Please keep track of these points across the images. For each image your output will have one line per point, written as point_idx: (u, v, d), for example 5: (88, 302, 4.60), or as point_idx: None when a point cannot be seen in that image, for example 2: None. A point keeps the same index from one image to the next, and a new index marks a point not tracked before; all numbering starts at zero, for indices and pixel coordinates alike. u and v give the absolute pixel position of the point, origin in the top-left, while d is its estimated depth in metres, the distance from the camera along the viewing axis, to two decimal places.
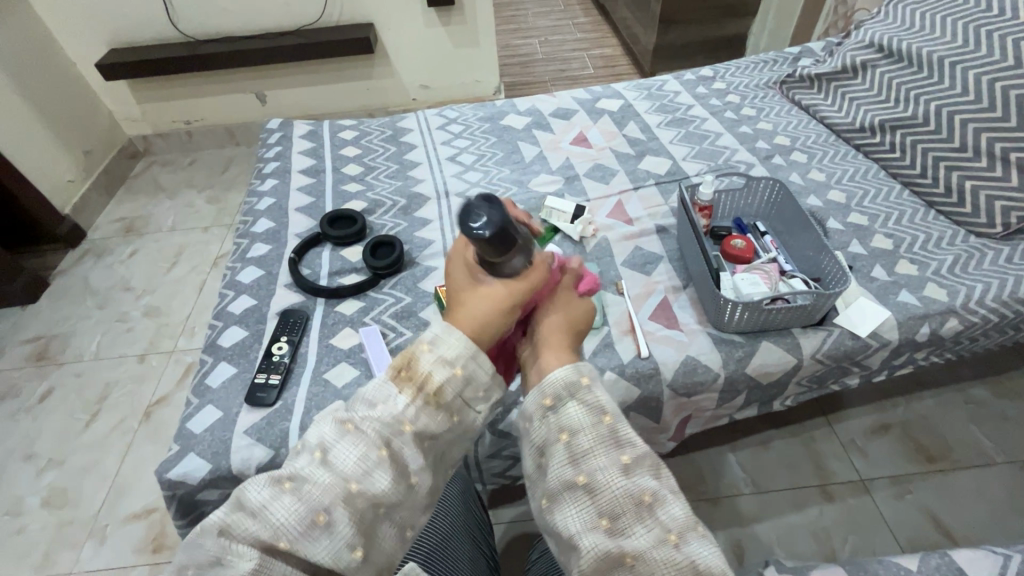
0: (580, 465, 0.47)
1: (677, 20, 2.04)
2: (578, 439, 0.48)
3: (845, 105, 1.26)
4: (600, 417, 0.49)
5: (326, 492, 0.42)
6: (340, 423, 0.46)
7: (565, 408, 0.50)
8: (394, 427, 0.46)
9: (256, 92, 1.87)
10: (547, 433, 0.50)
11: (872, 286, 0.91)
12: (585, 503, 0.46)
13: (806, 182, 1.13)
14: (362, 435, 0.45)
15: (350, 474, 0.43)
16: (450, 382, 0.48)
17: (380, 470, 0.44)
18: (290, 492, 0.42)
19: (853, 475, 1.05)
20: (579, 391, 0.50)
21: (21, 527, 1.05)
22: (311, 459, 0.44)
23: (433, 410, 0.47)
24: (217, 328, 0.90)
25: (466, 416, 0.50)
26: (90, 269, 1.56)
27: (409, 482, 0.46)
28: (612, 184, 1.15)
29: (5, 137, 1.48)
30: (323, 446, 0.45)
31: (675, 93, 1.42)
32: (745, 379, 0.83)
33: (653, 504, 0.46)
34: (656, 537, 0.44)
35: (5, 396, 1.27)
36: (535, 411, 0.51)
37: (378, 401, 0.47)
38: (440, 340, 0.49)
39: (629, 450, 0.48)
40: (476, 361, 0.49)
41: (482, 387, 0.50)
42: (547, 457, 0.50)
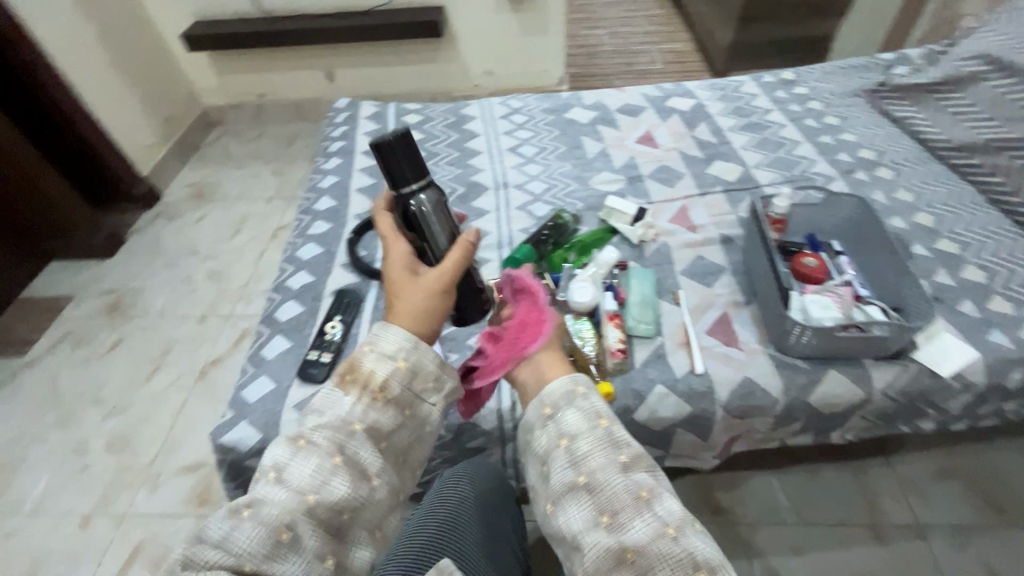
0: (578, 465, 0.49)
1: (758, 17, 1.93)
2: (576, 443, 0.50)
3: (944, 121, 1.15)
4: (596, 422, 0.51)
5: (285, 510, 0.45)
6: (293, 441, 0.49)
7: (563, 416, 0.52)
8: (346, 429, 0.50)
9: (324, 70, 1.91)
10: (548, 442, 0.52)
11: (958, 322, 0.83)
12: (585, 502, 0.47)
13: (891, 202, 1.05)
14: (317, 447, 0.49)
15: (306, 488, 0.47)
16: (393, 375, 0.52)
17: (338, 477, 0.48)
18: (250, 518, 0.43)
19: (908, 519, 0.97)
20: (577, 401, 0.53)
21: (85, 466, 1.13)
22: (266, 482, 0.47)
23: (382, 406, 0.52)
24: (275, 301, 0.93)
25: (419, 409, 0.55)
26: (162, 230, 1.65)
27: (369, 483, 0.50)
28: (677, 188, 1.11)
29: (97, 102, 1.58)
30: (279, 465, 0.48)
31: (751, 96, 1.34)
32: (805, 408, 0.78)
33: (650, 499, 0.45)
34: (654, 530, 0.43)
35: (80, 342, 1.36)
36: (537, 422, 0.54)
37: (325, 408, 0.51)
38: (379, 339, 0.53)
39: (626, 450, 0.49)
40: (418, 351, 0.53)
41: (429, 378, 0.55)
42: (550, 464, 0.51)
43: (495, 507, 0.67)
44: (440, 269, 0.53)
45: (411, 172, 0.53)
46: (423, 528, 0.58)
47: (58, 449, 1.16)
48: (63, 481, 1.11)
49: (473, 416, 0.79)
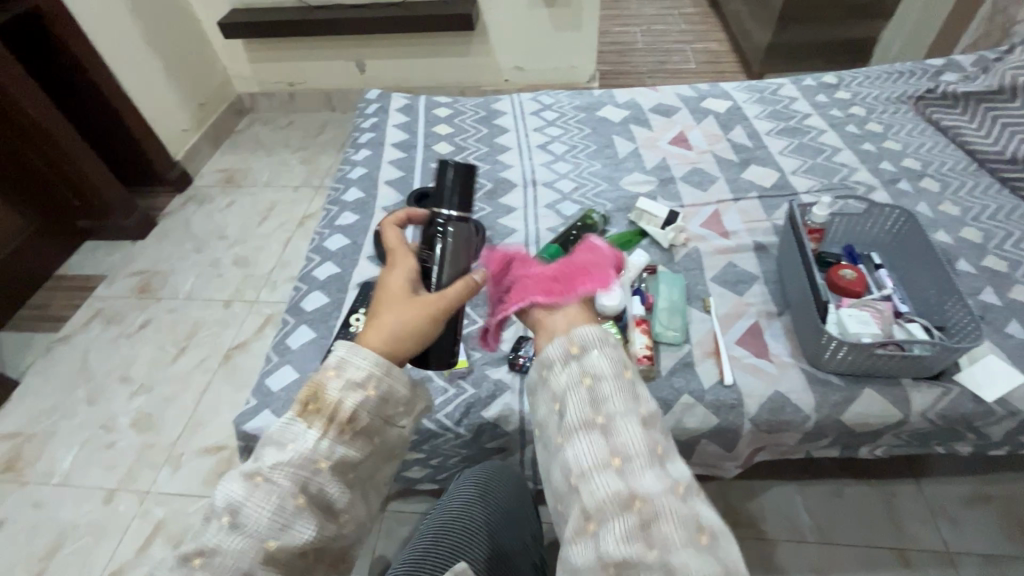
0: (599, 405, 0.44)
1: (799, 18, 1.87)
2: (600, 385, 0.45)
3: (995, 131, 1.11)
4: (623, 370, 0.46)
5: (243, 560, 0.40)
6: (249, 476, 0.43)
7: (590, 356, 0.47)
8: (309, 467, 0.43)
9: (356, 61, 1.92)
10: (568, 378, 0.46)
11: (1004, 344, 0.80)
12: (598, 440, 0.42)
13: (935, 215, 1.01)
14: (273, 486, 0.42)
15: (266, 534, 0.41)
16: (362, 405, 0.46)
17: (300, 520, 0.42)
18: (202, 569, 0.39)
19: (938, 544, 0.93)
20: (608, 345, 0.47)
21: (111, 442, 1.16)
22: (219, 527, 0.41)
23: (350, 437, 0.46)
24: (301, 290, 0.93)
25: (388, 434, 0.49)
26: (192, 214, 1.68)
27: (336, 520, 0.45)
28: (710, 192, 1.08)
29: (135, 87, 1.60)
30: (231, 510, 0.41)
31: (791, 99, 1.30)
32: (837, 426, 0.75)
33: (664, 456, 0.42)
34: (666, 486, 0.39)
35: (111, 321, 1.40)
36: (558, 357, 0.48)
37: (285, 442, 0.44)
38: (346, 364, 0.47)
39: (647, 406, 0.45)
40: (390, 377, 0.48)
41: (401, 402, 0.49)
42: (564, 400, 0.46)
43: (513, 505, 0.66)
44: (441, 294, 0.51)
45: (460, 202, 0.59)
46: (440, 528, 0.59)
47: (86, 425, 1.19)
48: (90, 456, 1.14)
49: (495, 416, 0.77)
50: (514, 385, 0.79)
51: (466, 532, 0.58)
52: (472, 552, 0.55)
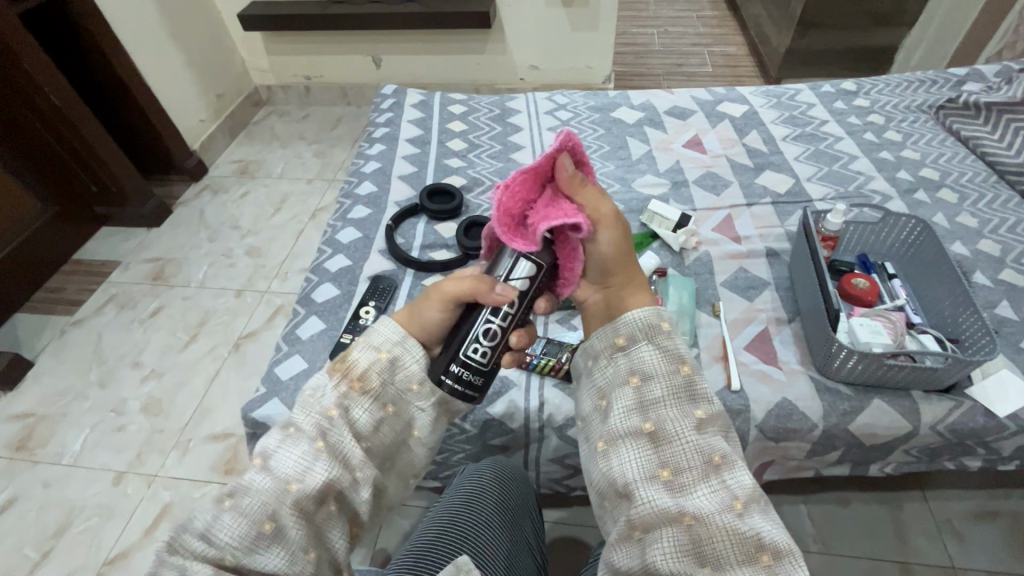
0: (647, 412, 0.45)
1: (819, 23, 1.85)
2: (649, 385, 0.46)
3: (1016, 142, 1.09)
4: (677, 367, 0.47)
5: (268, 499, 0.43)
6: (281, 429, 0.48)
7: (637, 351, 0.48)
8: (324, 419, 0.47)
9: (372, 56, 1.93)
10: (614, 375, 0.49)
11: (1018, 359, 0.78)
12: (647, 452, 0.44)
13: (952, 227, 0.99)
14: (300, 437, 0.47)
15: (291, 475, 0.45)
16: (374, 365, 0.50)
17: (320, 464, 0.46)
18: (231, 509, 0.43)
19: (942, 559, 0.92)
20: (657, 336, 0.48)
21: (122, 425, 1.18)
22: (250, 469, 0.45)
23: (359, 394, 0.49)
24: (312, 281, 0.94)
25: (405, 408, 0.52)
26: (206, 203, 1.70)
27: (353, 474, 0.48)
28: (723, 196, 1.07)
29: (155, 75, 1.62)
30: (264, 454, 0.46)
31: (808, 105, 1.29)
32: (845, 436, 0.74)
33: (721, 465, 0.44)
34: (721, 500, 0.42)
35: (124, 306, 1.42)
36: (603, 351, 0.50)
37: (311, 394, 0.49)
38: (373, 330, 0.52)
39: (704, 407, 0.46)
40: (403, 344, 0.51)
41: (413, 377, 0.51)
42: (608, 401, 0.48)
43: (518, 502, 0.66)
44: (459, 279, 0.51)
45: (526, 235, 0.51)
46: (445, 522, 0.59)
47: (97, 407, 1.21)
48: (100, 438, 1.16)
49: (500, 413, 0.77)
50: (519, 382, 0.80)
51: (468, 528, 0.58)
52: (473, 547, 0.55)
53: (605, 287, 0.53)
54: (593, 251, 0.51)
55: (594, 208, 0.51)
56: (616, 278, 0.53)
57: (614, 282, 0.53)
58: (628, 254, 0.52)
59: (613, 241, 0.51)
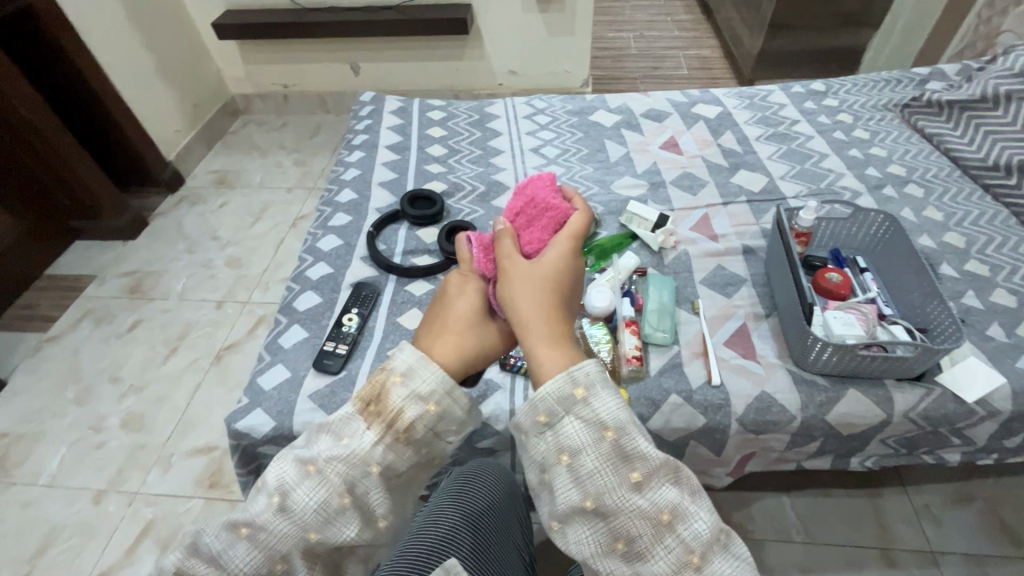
0: (585, 488, 0.46)
1: (789, 25, 1.90)
2: (580, 461, 0.47)
3: (977, 138, 1.12)
4: (601, 435, 0.47)
5: (284, 542, 0.46)
6: (303, 464, 0.49)
7: (562, 426, 0.48)
8: (361, 471, 0.49)
9: (350, 63, 1.92)
10: (548, 453, 0.49)
11: (984, 347, 0.81)
12: (598, 526, 0.46)
13: (920, 221, 1.03)
14: (324, 480, 0.48)
15: (309, 524, 0.47)
16: (421, 418, 0.50)
17: (344, 519, 0.48)
18: (247, 539, 0.46)
19: (921, 544, 0.94)
20: (576, 408, 0.48)
21: (101, 442, 1.15)
22: (270, 505, 0.47)
23: (402, 447, 0.51)
24: (294, 290, 0.93)
25: (435, 447, 0.53)
26: (185, 214, 1.68)
27: (375, 527, 0.50)
28: (700, 196, 1.10)
29: (128, 86, 1.60)
30: (283, 491, 0.48)
31: (780, 105, 1.32)
32: (823, 426, 0.76)
33: (671, 522, 0.45)
34: (676, 559, 0.44)
35: (100, 321, 1.39)
36: (529, 429, 0.49)
37: (343, 439, 0.50)
38: (415, 374, 0.51)
39: (640, 467, 0.46)
40: (451, 398, 0.52)
41: (454, 422, 0.53)
42: (550, 476, 0.49)
43: (505, 503, 0.66)
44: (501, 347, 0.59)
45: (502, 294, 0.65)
46: (437, 523, 0.58)
47: (75, 425, 1.18)
48: (79, 456, 1.13)
49: (486, 415, 0.77)
50: (504, 385, 0.80)
51: (462, 531, 0.58)
52: (467, 549, 0.55)
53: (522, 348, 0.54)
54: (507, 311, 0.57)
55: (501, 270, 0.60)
56: (523, 336, 0.53)
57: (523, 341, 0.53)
58: (533, 304, 0.55)
59: (518, 303, 0.55)
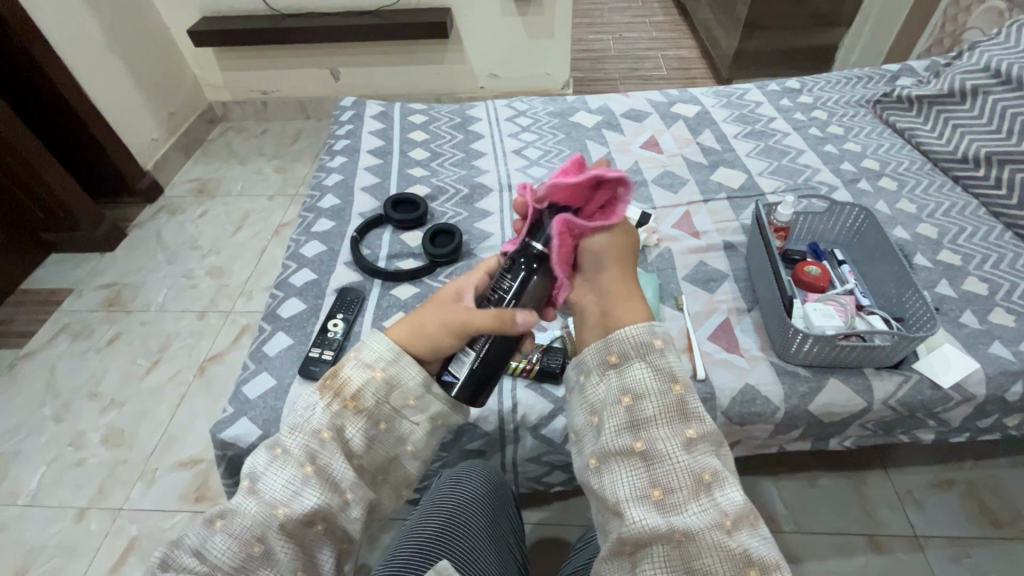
0: (638, 431, 0.47)
1: (763, 26, 1.93)
2: (641, 404, 0.48)
3: (946, 132, 1.15)
4: (668, 386, 0.48)
5: (255, 524, 0.45)
6: (270, 448, 0.50)
7: (629, 368, 0.50)
8: (314, 438, 0.49)
9: (330, 69, 1.92)
10: (607, 393, 0.50)
11: (959, 333, 0.83)
12: (637, 470, 0.46)
13: (893, 213, 1.05)
14: (288, 457, 0.48)
15: (277, 500, 0.46)
16: (369, 385, 0.51)
17: (308, 488, 0.47)
18: (221, 530, 0.45)
19: (906, 528, 0.96)
20: (650, 354, 0.49)
21: (81, 459, 1.12)
22: (240, 492, 0.48)
23: (354, 413, 0.51)
24: (277, 297, 0.93)
25: (397, 424, 0.53)
26: (164, 224, 1.65)
27: (342, 496, 0.49)
28: (681, 194, 1.11)
29: (102, 94, 1.57)
30: (252, 476, 0.48)
31: (756, 104, 1.35)
32: (806, 416, 0.78)
33: (712, 483, 0.45)
34: (711, 519, 0.43)
35: (79, 334, 1.36)
36: (595, 368, 0.52)
37: (301, 413, 0.50)
38: (365, 346, 0.53)
39: (696, 426, 0.47)
40: (398, 364, 0.52)
41: (410, 394, 0.53)
42: (602, 418, 0.49)
43: (496, 503, 0.66)
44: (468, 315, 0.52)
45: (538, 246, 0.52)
46: (425, 527, 0.59)
47: (53, 443, 1.15)
48: (58, 474, 1.11)
49: (475, 417, 0.77)
50: None
51: (452, 535, 0.58)
52: (454, 550, 0.56)
53: (602, 296, 0.55)
54: (586, 256, 0.55)
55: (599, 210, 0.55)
56: (609, 285, 0.55)
57: (609, 290, 0.55)
58: (619, 261, 0.56)
59: (606, 251, 0.55)
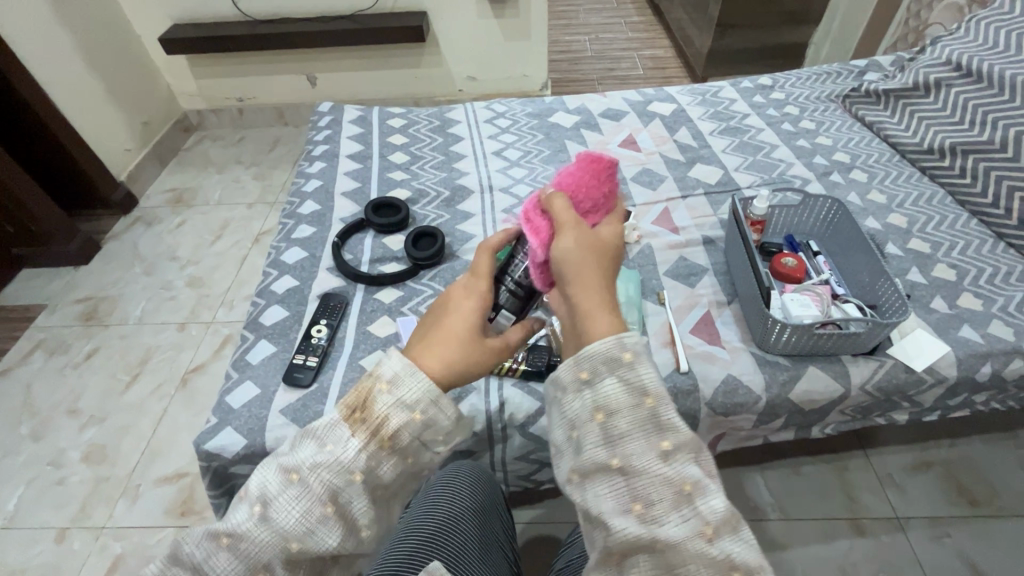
0: (613, 447, 0.45)
1: (736, 24, 1.97)
2: (614, 421, 0.45)
3: (913, 124, 1.18)
4: (640, 399, 0.45)
5: (263, 550, 0.46)
6: (286, 472, 0.48)
7: (602, 384, 0.46)
8: (344, 477, 0.47)
9: (307, 75, 1.90)
10: (580, 410, 0.47)
11: (931, 319, 0.86)
12: (618, 485, 0.44)
13: (865, 204, 1.08)
14: (307, 489, 0.47)
15: (291, 533, 0.46)
16: (407, 426, 0.48)
17: (326, 528, 0.46)
18: (227, 548, 0.46)
19: (887, 511, 0.99)
20: (620, 369, 0.46)
21: (61, 479, 1.10)
22: (251, 513, 0.46)
23: (387, 454, 0.49)
24: (259, 305, 0.92)
25: (421, 456, 0.51)
26: (140, 236, 1.62)
27: (357, 535, 0.49)
28: (660, 190, 1.13)
29: (72, 105, 1.54)
30: (264, 500, 0.46)
31: (730, 100, 1.37)
32: (788, 405, 0.80)
33: (693, 494, 0.44)
34: (692, 529, 0.43)
35: (55, 351, 1.33)
36: (569, 385, 0.48)
37: (329, 444, 0.48)
38: (400, 381, 0.49)
39: (671, 436, 0.45)
40: (437, 406, 0.49)
41: (442, 431, 0.50)
42: (579, 435, 0.46)
43: (489, 506, 0.66)
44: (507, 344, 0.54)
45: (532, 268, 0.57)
46: (414, 534, 0.59)
47: (31, 462, 1.12)
48: (37, 494, 1.08)
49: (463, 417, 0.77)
50: (479, 385, 0.80)
51: (442, 539, 0.58)
52: (446, 550, 0.56)
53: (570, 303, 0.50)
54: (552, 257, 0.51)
55: (561, 223, 0.52)
56: (574, 289, 0.49)
57: (576, 299, 0.49)
58: (588, 263, 0.50)
59: (573, 252, 0.50)
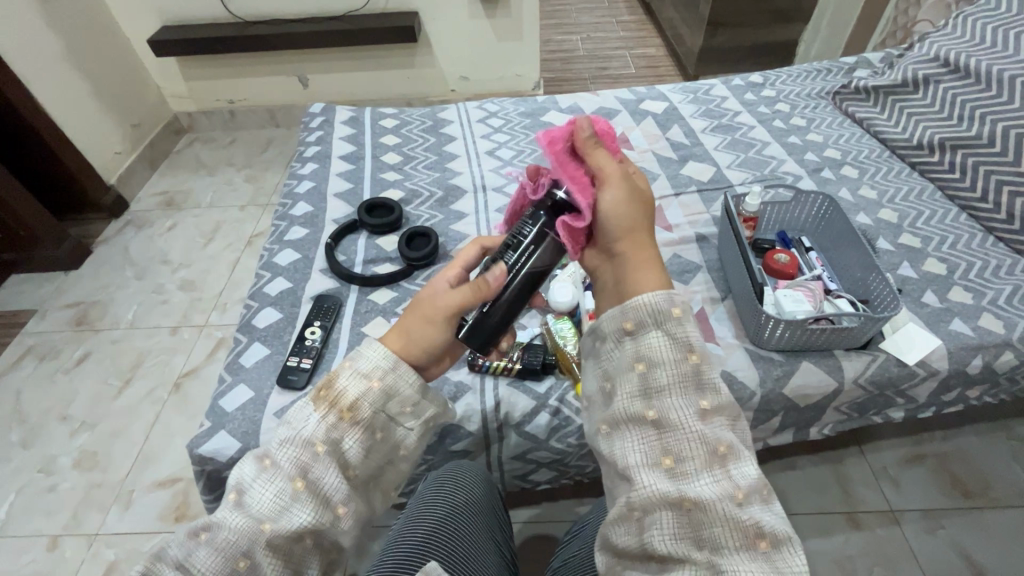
0: (650, 399, 0.47)
1: (727, 23, 1.98)
2: (654, 373, 0.47)
3: (902, 121, 1.19)
4: (684, 355, 0.48)
5: (243, 539, 0.44)
6: (259, 459, 0.49)
7: (646, 337, 0.49)
8: (307, 449, 0.48)
9: (299, 76, 1.89)
10: (622, 361, 0.49)
11: (923, 312, 0.87)
12: (649, 438, 0.46)
13: (856, 200, 1.09)
14: (278, 469, 0.47)
15: (263, 515, 0.46)
16: (365, 396, 0.50)
17: (298, 506, 0.46)
18: (206, 543, 0.44)
19: (882, 504, 1.00)
20: (667, 324, 0.48)
21: (52, 485, 1.09)
22: (226, 503, 0.47)
23: (349, 425, 0.50)
24: (251, 308, 0.91)
25: (391, 431, 0.53)
26: (131, 239, 1.61)
27: (334, 511, 0.48)
28: (653, 189, 1.13)
29: (60, 108, 1.52)
30: (240, 488, 0.48)
31: (722, 98, 1.38)
32: (782, 399, 0.80)
33: (726, 455, 0.45)
34: (723, 488, 0.44)
35: (45, 356, 1.31)
36: (612, 336, 0.50)
37: (296, 422, 0.49)
38: (360, 356, 0.52)
39: (710, 397, 0.48)
40: (395, 372, 0.52)
41: (406, 401, 0.53)
42: (615, 386, 0.49)
43: (485, 506, 0.66)
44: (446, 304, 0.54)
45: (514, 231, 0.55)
46: (410, 535, 0.58)
47: (22, 469, 1.11)
48: (27, 502, 1.07)
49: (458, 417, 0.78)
50: (474, 385, 0.80)
51: (439, 539, 0.57)
52: (443, 550, 0.56)
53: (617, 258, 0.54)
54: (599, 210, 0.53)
55: (604, 177, 0.54)
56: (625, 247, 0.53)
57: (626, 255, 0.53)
58: (633, 222, 0.54)
59: (622, 208, 0.53)
